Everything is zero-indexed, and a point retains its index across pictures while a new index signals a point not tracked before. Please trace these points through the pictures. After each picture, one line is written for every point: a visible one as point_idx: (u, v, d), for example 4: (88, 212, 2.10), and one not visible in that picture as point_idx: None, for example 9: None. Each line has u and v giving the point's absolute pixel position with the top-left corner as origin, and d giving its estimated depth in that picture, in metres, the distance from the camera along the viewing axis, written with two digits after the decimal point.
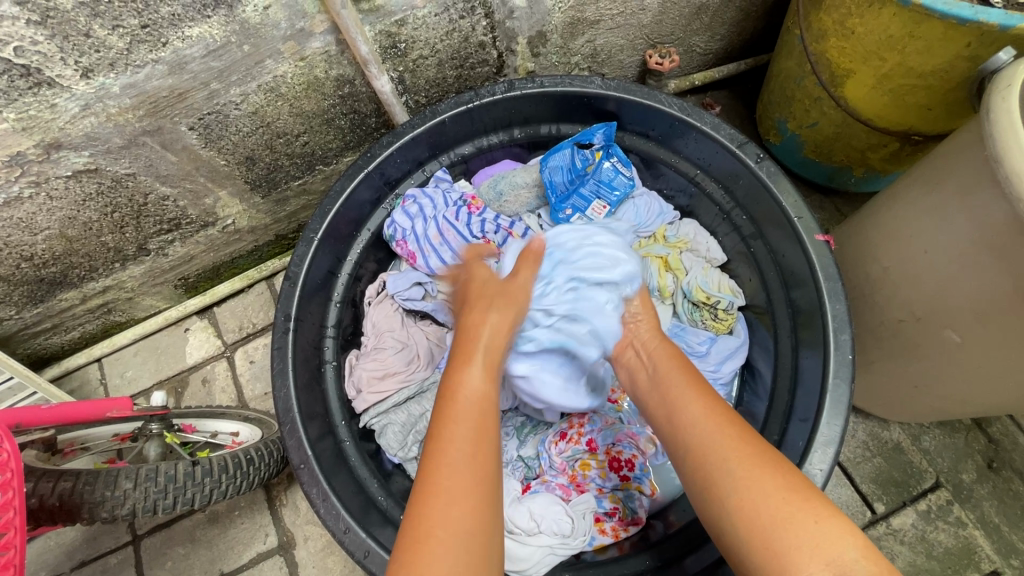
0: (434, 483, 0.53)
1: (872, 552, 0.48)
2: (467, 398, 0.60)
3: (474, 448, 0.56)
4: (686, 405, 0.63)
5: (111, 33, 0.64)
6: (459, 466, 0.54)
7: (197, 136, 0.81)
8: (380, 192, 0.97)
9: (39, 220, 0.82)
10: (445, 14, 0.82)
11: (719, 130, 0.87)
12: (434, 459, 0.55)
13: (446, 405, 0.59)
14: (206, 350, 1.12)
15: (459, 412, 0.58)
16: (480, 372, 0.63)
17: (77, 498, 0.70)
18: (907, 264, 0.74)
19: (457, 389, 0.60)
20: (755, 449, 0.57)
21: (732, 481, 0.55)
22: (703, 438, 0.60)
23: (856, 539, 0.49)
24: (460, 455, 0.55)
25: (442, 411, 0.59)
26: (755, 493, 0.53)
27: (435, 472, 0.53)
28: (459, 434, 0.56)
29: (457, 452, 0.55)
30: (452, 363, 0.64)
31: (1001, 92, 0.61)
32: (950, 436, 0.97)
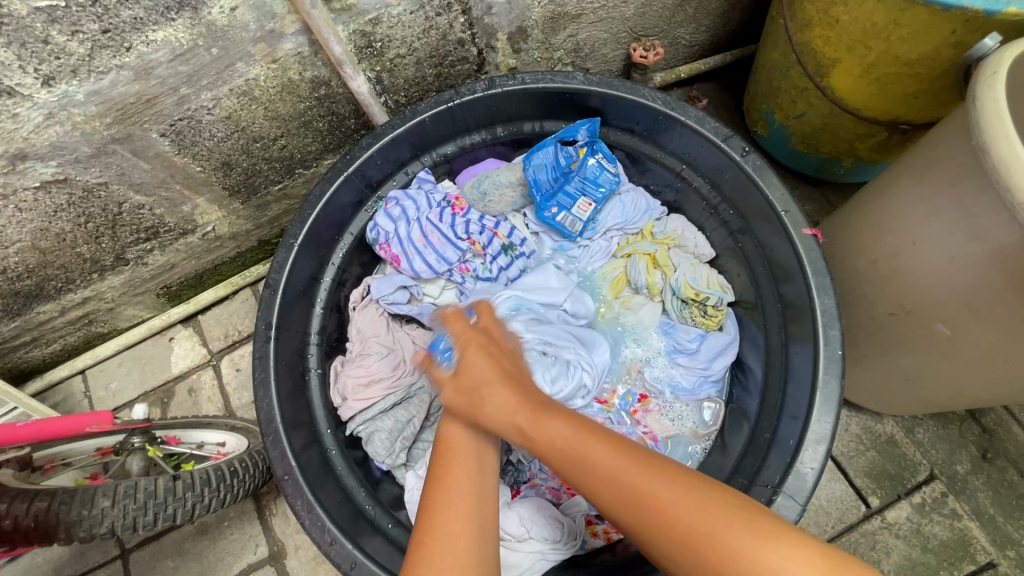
0: (433, 522, 0.54)
1: (830, 566, 0.43)
2: (463, 449, 0.61)
3: (468, 493, 0.56)
4: (571, 437, 0.55)
5: (71, 38, 0.61)
6: (458, 502, 0.55)
7: (170, 143, 0.79)
8: (361, 195, 0.95)
9: (10, 233, 0.80)
10: (421, 12, 0.80)
11: (704, 123, 0.85)
12: (431, 510, 0.55)
13: (442, 454, 0.61)
14: (191, 360, 1.11)
15: (456, 456, 0.60)
16: (468, 422, 0.64)
17: (53, 518, 0.68)
18: (894, 257, 0.73)
19: (452, 441, 0.63)
20: (684, 483, 0.49)
21: (677, 527, 0.47)
22: (620, 477, 0.51)
23: (813, 559, 0.43)
24: (456, 491, 0.56)
25: (440, 459, 0.61)
26: (689, 528, 0.47)
27: (436, 499, 0.56)
28: (454, 481, 0.58)
29: (459, 483, 0.57)
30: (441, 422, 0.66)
31: (986, 79, 0.60)
32: (943, 428, 0.96)
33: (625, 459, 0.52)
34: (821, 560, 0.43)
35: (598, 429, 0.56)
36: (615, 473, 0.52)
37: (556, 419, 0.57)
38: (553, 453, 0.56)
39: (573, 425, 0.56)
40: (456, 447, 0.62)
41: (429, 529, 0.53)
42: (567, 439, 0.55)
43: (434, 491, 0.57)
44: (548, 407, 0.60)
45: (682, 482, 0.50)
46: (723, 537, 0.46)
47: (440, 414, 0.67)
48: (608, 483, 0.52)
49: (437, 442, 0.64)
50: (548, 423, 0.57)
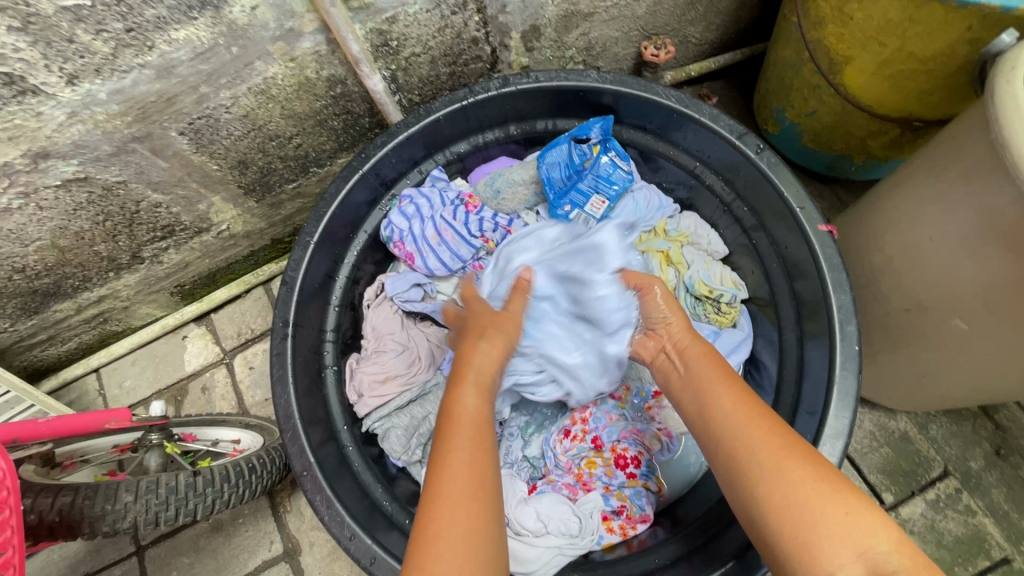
0: (442, 488, 0.53)
1: (905, 544, 0.49)
2: (468, 422, 0.59)
3: (476, 458, 0.55)
4: (716, 398, 0.64)
5: (95, 37, 0.62)
6: (460, 480, 0.53)
7: (188, 142, 0.80)
8: (375, 193, 0.96)
9: (30, 232, 0.81)
10: (436, 11, 0.81)
11: (718, 120, 0.86)
12: (438, 475, 0.54)
13: (447, 430, 0.58)
14: (205, 358, 1.11)
15: (461, 433, 0.58)
16: (475, 395, 0.63)
17: (76, 513, 0.69)
18: (911, 253, 0.73)
19: (459, 412, 0.60)
20: (781, 437, 0.57)
21: (762, 467, 0.55)
22: (735, 425, 0.60)
23: (889, 533, 0.49)
24: (462, 473, 0.54)
25: (442, 435, 0.58)
26: (789, 487, 0.53)
27: (440, 474, 0.54)
28: (461, 446, 0.56)
29: (460, 471, 0.54)
30: (449, 387, 0.64)
31: (1005, 74, 0.60)
32: (957, 424, 0.96)
33: (755, 421, 0.60)
34: (894, 534, 0.49)
35: (743, 396, 0.63)
36: (740, 431, 0.59)
37: (722, 393, 0.64)
38: (702, 410, 0.65)
39: (729, 391, 0.64)
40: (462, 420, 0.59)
41: (428, 525, 0.51)
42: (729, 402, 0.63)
43: (441, 469, 0.54)
44: (694, 369, 0.69)
45: (783, 439, 0.57)
46: (813, 501, 0.51)
47: (450, 381, 0.65)
48: (720, 427, 0.62)
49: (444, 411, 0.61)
50: (709, 386, 0.66)
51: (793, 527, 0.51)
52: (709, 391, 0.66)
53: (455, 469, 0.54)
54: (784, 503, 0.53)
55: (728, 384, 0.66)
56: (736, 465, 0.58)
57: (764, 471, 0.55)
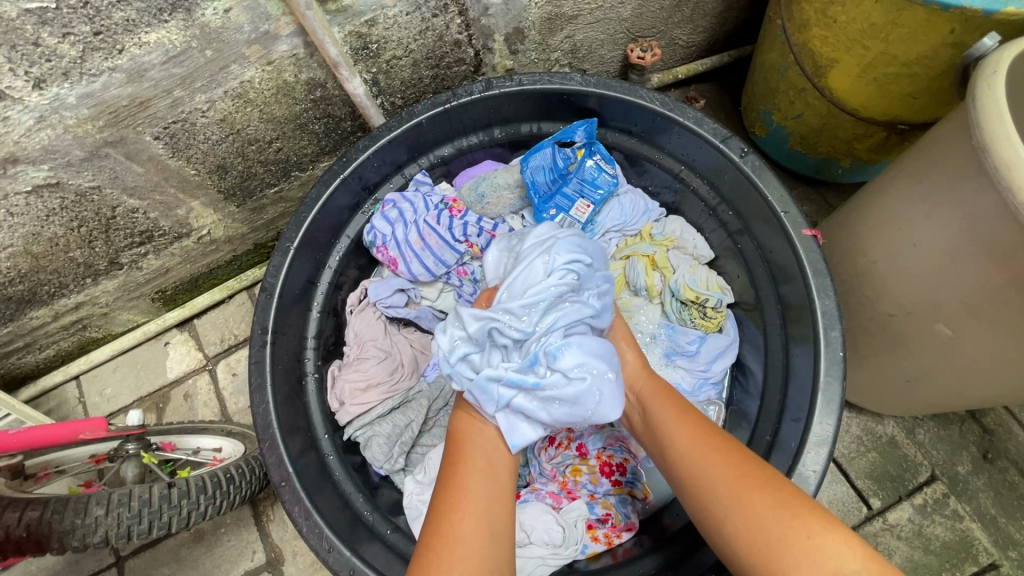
0: (449, 510, 0.61)
1: (872, 559, 0.51)
2: (469, 440, 0.69)
3: (485, 482, 0.65)
4: (673, 428, 0.66)
5: (61, 41, 0.60)
6: (471, 499, 0.62)
7: (164, 146, 0.78)
8: (358, 198, 0.95)
9: (1, 238, 0.79)
10: (417, 13, 0.80)
11: (703, 124, 0.85)
12: (447, 497, 0.63)
13: (453, 451, 0.68)
14: (187, 364, 1.10)
15: (462, 455, 0.67)
16: (473, 417, 0.72)
17: (45, 528, 0.67)
18: (895, 258, 0.73)
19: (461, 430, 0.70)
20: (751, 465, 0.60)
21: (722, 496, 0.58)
22: (700, 455, 0.62)
23: (855, 551, 0.51)
24: (469, 489, 0.63)
25: (451, 455, 0.68)
26: (753, 512, 0.56)
27: (449, 496, 0.63)
28: (470, 469, 0.65)
29: (469, 487, 0.63)
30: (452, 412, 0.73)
31: (987, 77, 0.60)
32: (944, 428, 0.96)
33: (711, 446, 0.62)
34: (862, 548, 0.52)
35: (694, 425, 0.65)
36: (702, 455, 0.62)
37: (680, 429, 0.65)
38: (654, 433, 0.68)
39: (687, 424, 0.66)
40: (462, 444, 0.68)
41: (441, 530, 0.60)
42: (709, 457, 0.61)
43: (450, 485, 0.64)
44: (652, 407, 0.70)
45: (756, 473, 0.59)
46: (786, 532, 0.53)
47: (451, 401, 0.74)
48: (692, 462, 0.62)
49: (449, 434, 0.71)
50: (663, 408, 0.69)
51: (758, 546, 0.55)
52: (666, 432, 0.67)
53: (461, 488, 0.63)
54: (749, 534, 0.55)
55: (676, 418, 0.67)
56: (705, 500, 0.60)
57: (729, 501, 0.58)
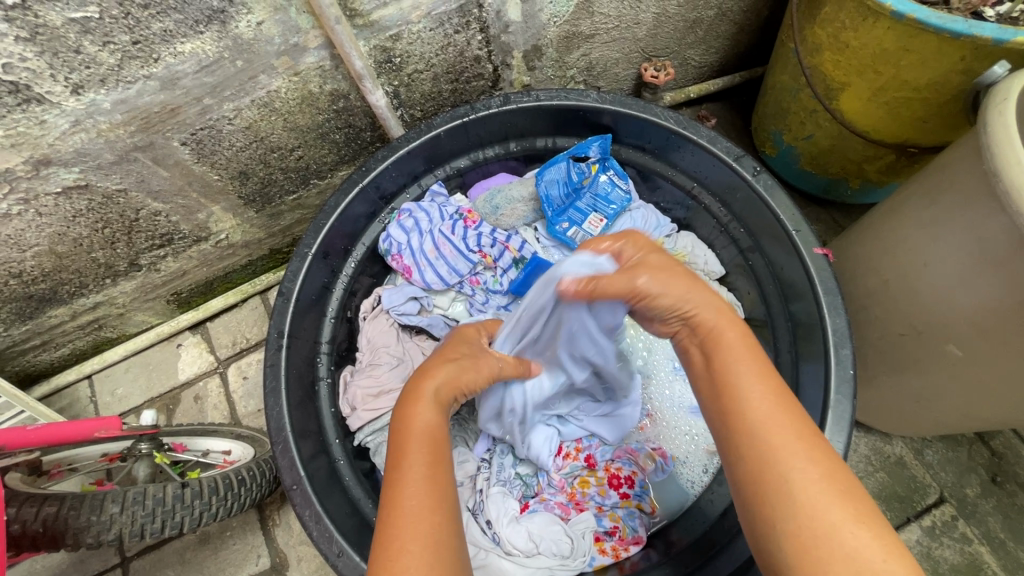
0: (396, 506, 0.52)
1: None
2: (422, 434, 0.59)
3: (435, 474, 0.55)
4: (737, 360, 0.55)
5: (101, 49, 0.63)
6: (422, 497, 0.53)
7: (190, 152, 0.80)
8: (375, 207, 0.96)
9: (28, 237, 0.81)
10: (440, 29, 0.82)
11: (716, 143, 0.87)
12: (390, 498, 0.53)
13: (400, 445, 0.58)
14: (199, 366, 1.11)
15: (411, 451, 0.57)
16: (432, 410, 0.62)
17: (61, 524, 0.68)
18: (907, 279, 0.74)
19: (413, 426, 0.60)
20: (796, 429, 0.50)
21: (767, 448, 0.49)
22: (751, 419, 0.51)
23: None
24: (417, 488, 0.53)
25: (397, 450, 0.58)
26: (793, 480, 0.47)
27: (395, 491, 0.53)
28: (416, 461, 0.56)
29: (416, 481, 0.54)
30: (404, 403, 0.63)
31: (997, 104, 0.61)
32: (952, 450, 0.96)
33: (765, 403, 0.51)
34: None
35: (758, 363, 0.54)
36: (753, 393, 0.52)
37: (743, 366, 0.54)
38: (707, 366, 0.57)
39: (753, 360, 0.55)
40: (413, 437, 0.59)
41: (388, 533, 0.50)
42: (765, 418, 0.50)
43: (402, 478, 0.54)
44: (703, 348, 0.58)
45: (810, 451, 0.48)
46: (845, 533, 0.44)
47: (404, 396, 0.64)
48: (753, 415, 0.51)
49: (399, 425, 0.61)
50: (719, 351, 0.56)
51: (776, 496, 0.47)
52: (725, 365, 0.55)
53: (410, 483, 0.53)
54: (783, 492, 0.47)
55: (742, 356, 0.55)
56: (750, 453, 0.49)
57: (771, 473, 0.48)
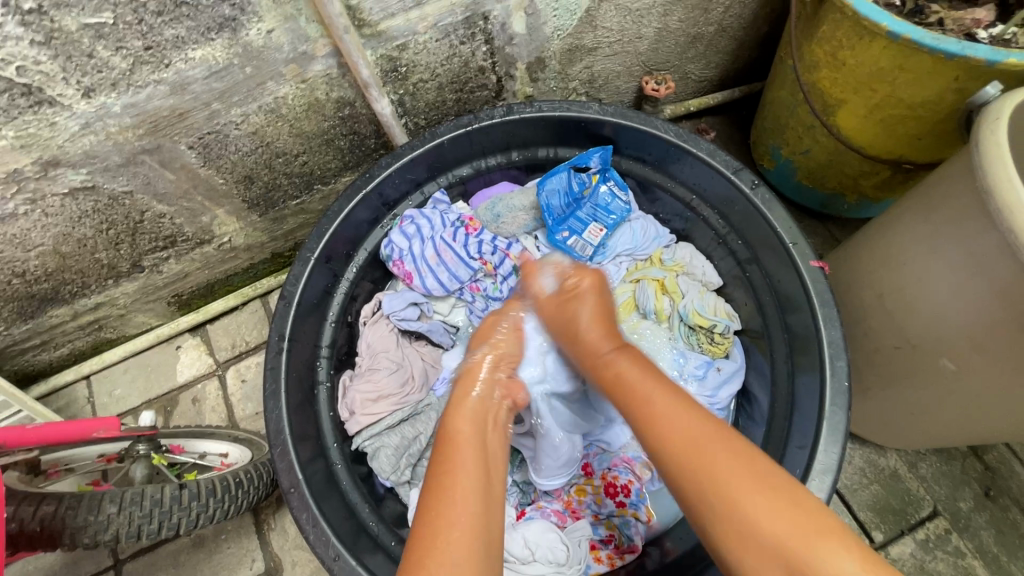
0: (439, 510, 0.54)
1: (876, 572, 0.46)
2: (468, 444, 0.61)
3: (479, 481, 0.57)
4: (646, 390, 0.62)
5: (114, 54, 0.64)
6: (468, 505, 0.55)
7: (196, 155, 0.81)
8: (377, 213, 0.97)
9: (33, 237, 0.82)
10: (446, 40, 0.84)
11: (715, 156, 0.88)
12: (436, 502, 0.55)
13: (446, 453, 0.60)
14: (197, 369, 1.11)
15: (459, 459, 0.59)
16: (473, 419, 0.65)
17: (58, 524, 0.68)
18: (902, 292, 0.75)
19: (458, 436, 0.62)
20: (723, 440, 0.56)
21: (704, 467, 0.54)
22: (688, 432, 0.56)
23: (851, 553, 0.47)
24: (462, 498, 0.55)
25: (443, 457, 0.60)
26: (724, 474, 0.53)
27: (440, 501, 0.55)
28: (461, 469, 0.58)
29: (463, 490, 0.56)
30: (448, 414, 0.66)
31: (989, 124, 0.63)
32: (946, 463, 0.96)
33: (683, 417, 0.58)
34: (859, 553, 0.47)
35: (661, 384, 0.63)
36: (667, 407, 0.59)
37: (653, 392, 0.62)
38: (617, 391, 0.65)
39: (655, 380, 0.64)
40: (458, 445, 0.61)
41: (432, 545, 0.52)
42: (684, 427, 0.57)
43: (443, 486, 0.56)
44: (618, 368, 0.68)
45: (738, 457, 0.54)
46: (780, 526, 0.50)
47: (448, 411, 0.67)
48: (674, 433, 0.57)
49: (443, 433, 0.64)
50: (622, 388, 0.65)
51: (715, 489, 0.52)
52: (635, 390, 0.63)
53: (458, 489, 0.56)
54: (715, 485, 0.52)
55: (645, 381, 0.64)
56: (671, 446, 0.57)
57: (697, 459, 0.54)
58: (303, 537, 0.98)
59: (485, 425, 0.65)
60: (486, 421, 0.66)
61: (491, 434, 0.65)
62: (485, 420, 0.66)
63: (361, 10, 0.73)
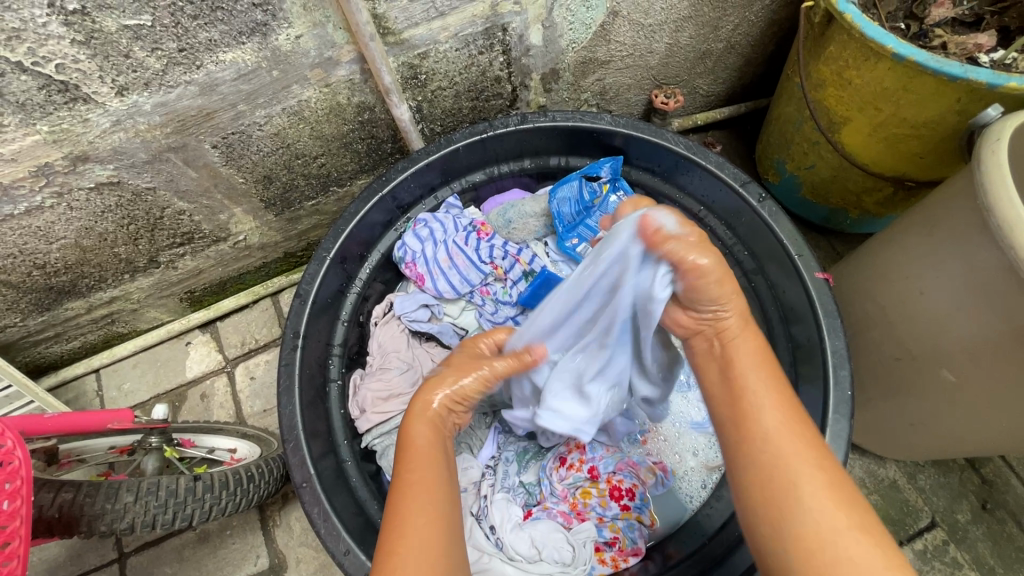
0: (400, 513, 0.59)
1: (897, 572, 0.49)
2: (427, 451, 0.65)
3: (435, 483, 0.62)
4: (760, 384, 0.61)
5: (149, 54, 0.66)
6: (428, 507, 0.59)
7: (219, 155, 0.83)
8: (391, 216, 0.99)
9: (56, 230, 0.83)
10: (465, 50, 0.86)
11: (723, 168, 0.91)
12: (398, 510, 0.59)
13: (407, 459, 0.64)
14: (206, 365, 1.12)
15: (419, 464, 0.63)
16: (433, 424, 0.69)
17: (76, 510, 0.69)
18: (903, 305, 0.77)
19: (416, 441, 0.66)
20: (807, 447, 0.57)
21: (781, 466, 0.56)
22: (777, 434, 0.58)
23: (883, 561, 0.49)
24: (420, 500, 0.59)
25: (401, 465, 0.64)
26: (795, 485, 0.54)
27: (402, 502, 0.59)
28: (419, 473, 0.62)
29: (419, 493, 0.60)
30: (407, 418, 0.69)
31: (990, 144, 0.65)
32: (944, 475, 0.98)
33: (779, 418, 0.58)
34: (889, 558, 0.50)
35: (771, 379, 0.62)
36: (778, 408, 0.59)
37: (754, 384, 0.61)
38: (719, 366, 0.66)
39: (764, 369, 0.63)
40: (418, 449, 0.65)
41: (395, 543, 0.57)
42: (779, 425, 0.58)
43: (401, 491, 0.61)
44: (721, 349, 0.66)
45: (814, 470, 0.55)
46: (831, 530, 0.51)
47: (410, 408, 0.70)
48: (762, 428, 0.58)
49: (402, 442, 0.67)
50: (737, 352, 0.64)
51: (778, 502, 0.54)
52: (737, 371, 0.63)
53: (415, 493, 0.60)
54: (783, 486, 0.55)
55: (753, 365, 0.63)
56: (760, 443, 0.58)
57: (772, 461, 0.56)
58: (308, 534, 0.99)
59: (443, 430, 0.69)
60: (445, 425, 0.70)
61: (448, 439, 0.69)
62: (444, 425, 0.70)
63: (387, 19, 0.76)
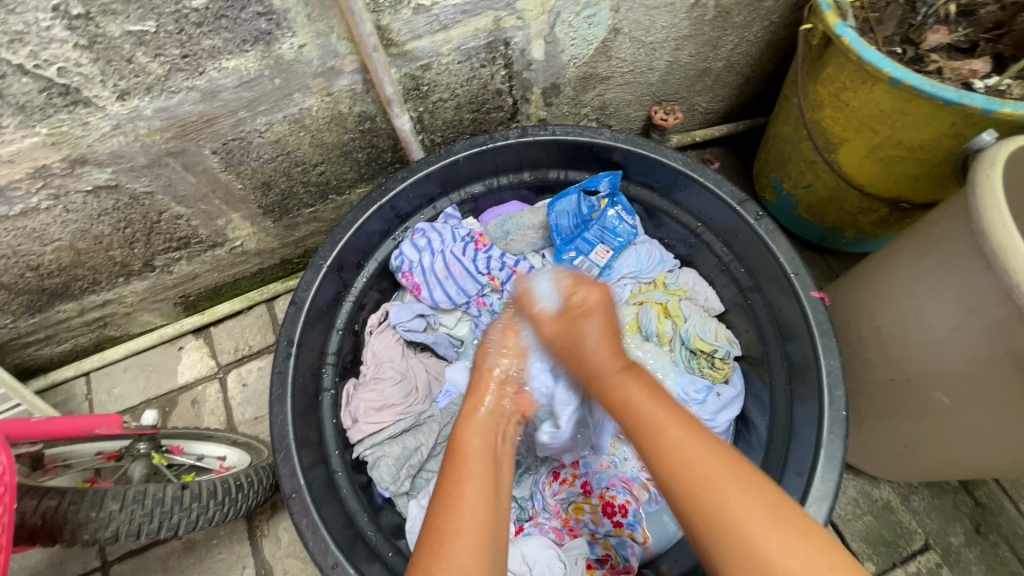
0: (447, 516, 0.55)
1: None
2: (477, 460, 0.61)
3: (486, 488, 0.58)
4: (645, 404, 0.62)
5: (152, 60, 0.67)
6: (474, 514, 0.55)
7: (219, 160, 0.83)
8: (389, 225, 0.99)
9: (52, 232, 0.83)
10: (467, 63, 0.87)
11: (721, 186, 0.91)
12: (444, 512, 0.55)
13: (457, 465, 0.60)
14: (198, 370, 1.11)
15: (469, 470, 0.59)
16: (483, 433, 0.65)
17: (60, 517, 0.67)
18: (897, 326, 0.77)
19: (468, 447, 0.63)
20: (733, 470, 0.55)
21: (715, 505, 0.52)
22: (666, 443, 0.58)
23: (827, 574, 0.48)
24: (473, 506, 0.56)
25: (452, 468, 0.60)
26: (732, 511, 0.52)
27: (446, 507, 0.56)
28: (468, 480, 0.58)
29: (470, 499, 0.56)
30: (460, 422, 0.67)
31: (984, 169, 0.66)
32: (938, 497, 0.98)
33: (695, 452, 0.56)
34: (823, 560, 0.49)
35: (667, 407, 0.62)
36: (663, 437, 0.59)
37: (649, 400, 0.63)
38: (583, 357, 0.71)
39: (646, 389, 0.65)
40: (469, 456, 0.61)
41: (438, 554, 0.53)
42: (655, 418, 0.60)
43: (448, 493, 0.57)
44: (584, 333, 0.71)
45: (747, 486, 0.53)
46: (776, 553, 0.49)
47: (459, 419, 0.67)
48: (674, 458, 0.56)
49: (455, 446, 0.63)
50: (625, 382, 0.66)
51: (722, 524, 0.52)
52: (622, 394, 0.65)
53: (466, 494, 0.57)
54: (711, 509, 0.53)
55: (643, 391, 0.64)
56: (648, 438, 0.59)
57: (690, 470, 0.55)
58: (296, 545, 0.98)
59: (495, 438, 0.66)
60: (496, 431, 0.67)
61: (500, 447, 0.65)
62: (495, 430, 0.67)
63: (390, 31, 0.76)
